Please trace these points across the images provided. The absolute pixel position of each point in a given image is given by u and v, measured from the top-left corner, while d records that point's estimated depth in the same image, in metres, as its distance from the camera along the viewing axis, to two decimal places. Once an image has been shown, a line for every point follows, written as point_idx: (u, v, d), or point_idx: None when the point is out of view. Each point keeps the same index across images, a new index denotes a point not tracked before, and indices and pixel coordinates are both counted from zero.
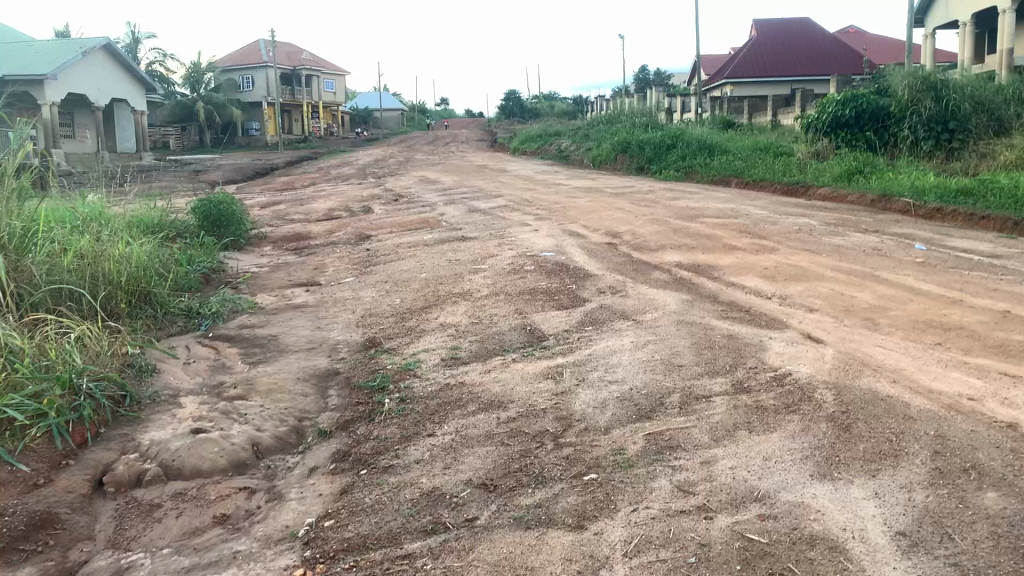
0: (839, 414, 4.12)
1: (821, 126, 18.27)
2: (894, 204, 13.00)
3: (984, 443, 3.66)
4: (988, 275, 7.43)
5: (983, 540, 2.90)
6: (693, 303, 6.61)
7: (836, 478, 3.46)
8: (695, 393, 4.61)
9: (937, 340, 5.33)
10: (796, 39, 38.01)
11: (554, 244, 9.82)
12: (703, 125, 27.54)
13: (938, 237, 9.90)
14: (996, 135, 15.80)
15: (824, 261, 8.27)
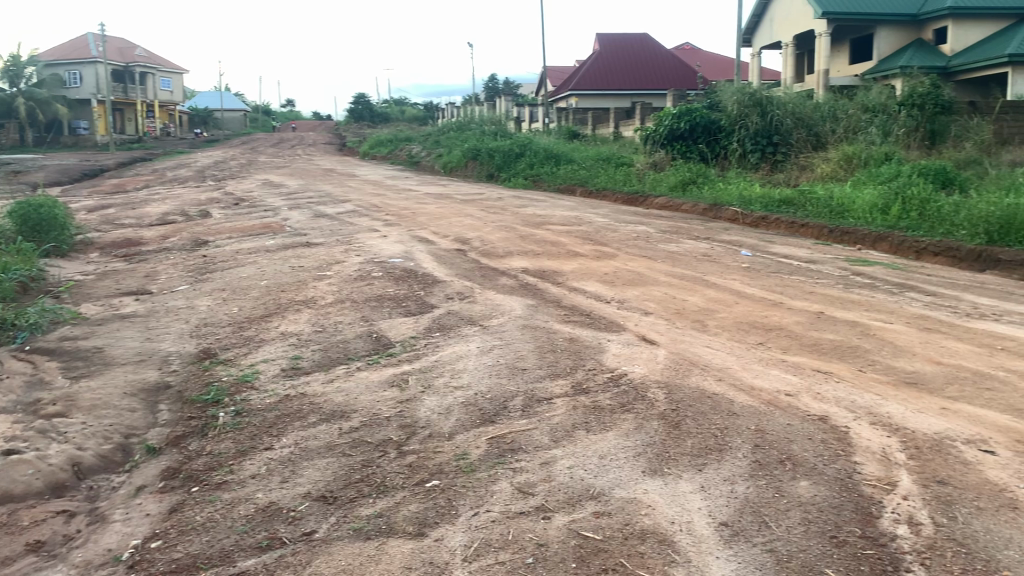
0: (670, 412, 4.31)
1: (658, 138, 19.02)
2: (724, 213, 13.77)
3: (799, 435, 3.94)
4: (805, 279, 8.00)
5: (795, 526, 3.11)
6: (537, 308, 6.74)
7: (666, 474, 3.62)
8: (536, 396, 4.70)
9: (759, 340, 5.68)
10: (636, 54, 39.51)
11: (402, 250, 9.77)
12: (549, 135, 28.16)
13: (763, 243, 10.57)
14: (813, 149, 17.05)
15: (661, 267, 8.64)
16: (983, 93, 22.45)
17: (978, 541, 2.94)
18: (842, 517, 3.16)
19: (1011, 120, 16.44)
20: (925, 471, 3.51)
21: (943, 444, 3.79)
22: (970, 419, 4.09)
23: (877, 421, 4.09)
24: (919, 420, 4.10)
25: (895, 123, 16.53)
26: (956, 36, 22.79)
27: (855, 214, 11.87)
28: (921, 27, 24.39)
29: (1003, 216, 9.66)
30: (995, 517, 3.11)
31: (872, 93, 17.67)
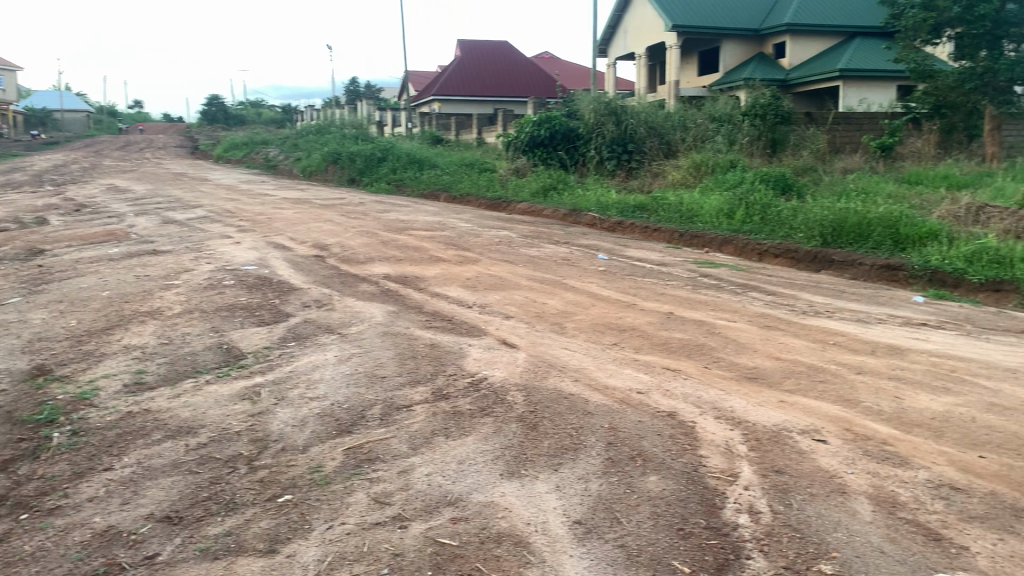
0: (527, 414, 4.37)
1: (519, 144, 19.24)
2: (583, 218, 14.12)
3: (649, 431, 4.07)
4: (658, 281, 8.30)
5: (645, 520, 3.21)
6: (397, 315, 6.68)
7: (523, 475, 3.66)
8: (395, 403, 4.64)
9: (614, 341, 5.85)
10: (498, 63, 39.91)
11: (257, 257, 9.45)
12: (412, 140, 28.01)
13: (619, 248, 10.89)
14: (665, 156, 17.76)
15: (521, 271, 8.75)
16: (818, 105, 24.02)
17: (810, 525, 3.12)
18: (688, 509, 3.28)
19: (842, 129, 17.69)
20: (765, 461, 3.71)
21: (781, 435, 4.01)
22: (805, 410, 4.35)
23: (721, 415, 4.28)
24: (759, 413, 4.32)
25: (740, 132, 17.42)
26: (793, 51, 24.28)
27: (704, 219, 12.43)
28: (762, 41, 25.84)
29: (835, 219, 10.35)
30: (826, 502, 3.31)
31: (719, 103, 18.50)
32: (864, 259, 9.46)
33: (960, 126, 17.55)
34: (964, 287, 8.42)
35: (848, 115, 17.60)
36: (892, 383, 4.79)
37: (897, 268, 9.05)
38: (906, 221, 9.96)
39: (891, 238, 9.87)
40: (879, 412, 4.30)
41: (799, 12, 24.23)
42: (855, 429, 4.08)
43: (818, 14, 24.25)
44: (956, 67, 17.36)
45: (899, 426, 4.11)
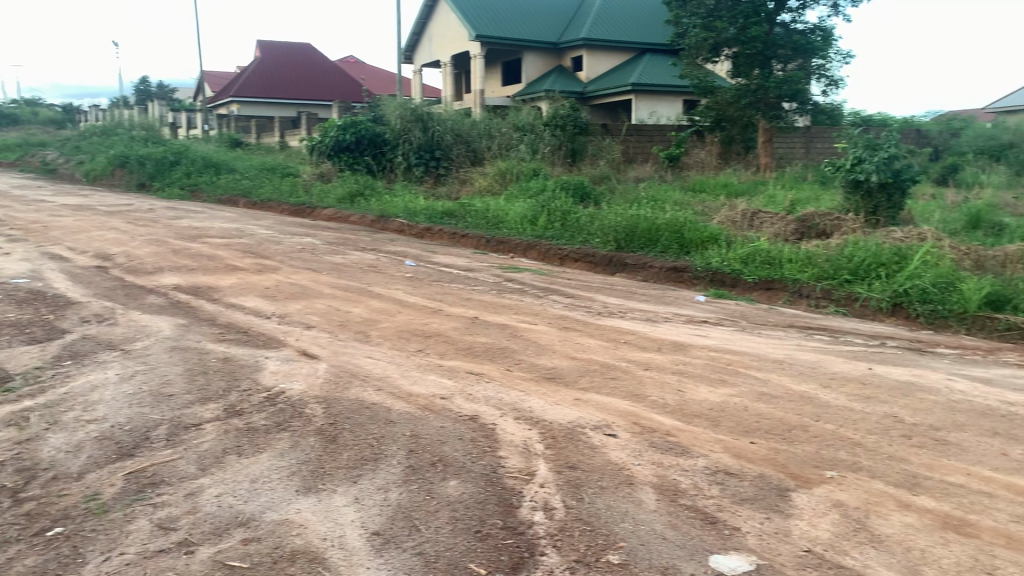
0: (327, 426, 4.26)
1: (324, 149, 18.87)
2: (390, 224, 14.02)
3: (450, 436, 4.09)
4: (463, 286, 8.39)
5: (443, 526, 3.22)
6: (189, 328, 6.33)
7: (320, 490, 3.57)
8: (183, 423, 4.39)
9: (418, 347, 5.85)
10: (301, 66, 38.90)
11: (29, 269, 8.64)
12: (208, 142, 26.69)
13: (425, 253, 10.89)
14: (471, 163, 18.04)
15: (324, 279, 8.55)
16: (613, 117, 25.24)
17: (599, 518, 3.25)
18: (486, 511, 3.33)
19: (635, 141, 18.58)
20: (560, 458, 3.83)
21: (576, 431, 4.16)
22: (599, 406, 4.54)
23: (519, 416, 4.39)
24: (556, 412, 4.46)
25: (542, 140, 17.85)
26: (590, 64, 25.37)
27: (508, 225, 12.71)
28: (561, 54, 26.80)
29: (628, 225, 10.92)
30: (615, 494, 3.47)
31: (522, 112, 18.84)
32: (655, 262, 10.04)
33: (737, 139, 19.07)
34: (741, 287, 9.11)
35: (640, 127, 18.53)
36: (676, 378, 5.10)
37: (684, 270, 9.67)
38: (690, 226, 10.64)
39: (678, 241, 10.51)
40: (665, 405, 4.57)
41: (595, 28, 25.37)
42: (642, 422, 4.31)
43: (612, 30, 25.52)
44: (733, 83, 18.76)
45: (682, 418, 4.38)
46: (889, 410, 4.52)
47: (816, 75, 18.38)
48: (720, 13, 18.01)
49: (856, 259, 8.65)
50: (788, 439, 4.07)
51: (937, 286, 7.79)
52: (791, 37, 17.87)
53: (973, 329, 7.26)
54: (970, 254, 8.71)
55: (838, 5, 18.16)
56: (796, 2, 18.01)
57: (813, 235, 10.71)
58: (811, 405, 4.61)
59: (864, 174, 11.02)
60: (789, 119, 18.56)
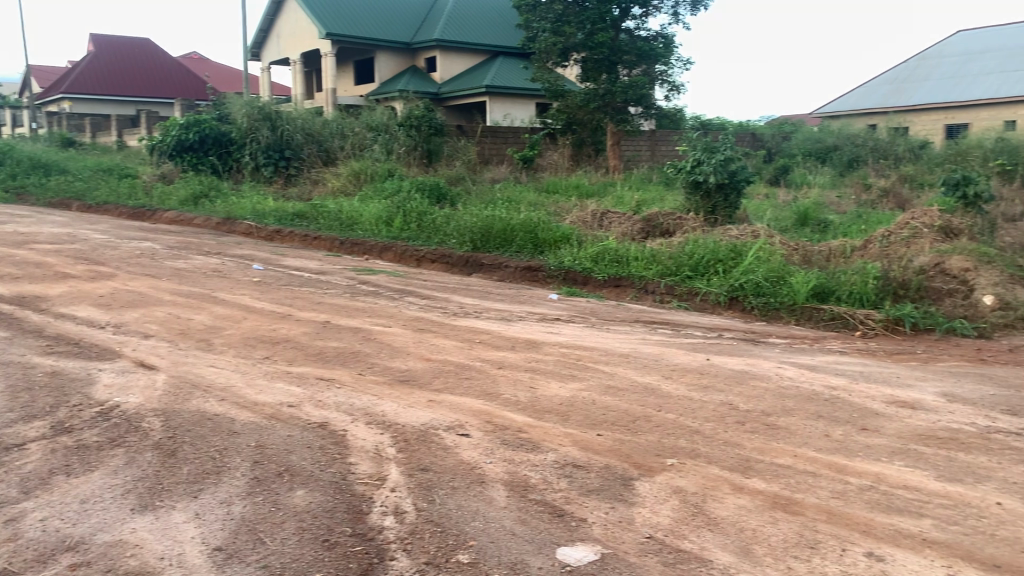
0: (165, 440, 4.07)
1: (166, 149, 18.00)
2: (237, 226, 13.52)
3: (298, 445, 3.99)
4: (314, 290, 8.21)
5: (290, 537, 3.14)
6: (11, 341, 5.87)
7: (157, 507, 3.40)
8: (4, 443, 4.07)
9: (265, 354, 5.67)
10: (140, 61, 36.89)
11: None
12: (35, 142, 24.87)
13: (274, 257, 10.57)
14: (323, 163, 17.68)
15: (164, 286, 8.14)
16: (468, 118, 25.40)
17: (450, 518, 3.26)
18: (334, 519, 3.27)
19: (490, 142, 18.71)
20: (411, 461, 3.81)
21: (428, 433, 4.15)
22: (451, 407, 4.55)
23: (371, 420, 4.33)
24: (409, 414, 4.43)
25: (396, 141, 17.65)
26: (443, 65, 25.39)
27: (362, 226, 12.55)
28: (414, 54, 26.69)
29: (483, 226, 11.00)
30: (466, 493, 3.48)
31: (376, 112, 18.56)
32: (509, 262, 10.16)
33: (588, 142, 19.64)
34: (592, 284, 9.37)
35: (493, 129, 18.67)
36: (528, 375, 5.19)
37: (538, 270, 9.85)
38: (544, 226, 10.80)
39: (532, 241, 10.68)
40: (516, 402, 4.64)
41: (447, 29, 25.42)
42: (495, 420, 4.35)
43: (464, 32, 25.65)
44: (583, 87, 19.24)
45: (533, 414, 4.45)
46: (725, 398, 4.77)
47: (659, 80, 19.11)
48: (568, 19, 18.42)
49: (696, 256, 9.05)
50: (632, 430, 4.22)
51: (769, 280, 8.26)
52: (634, 44, 18.53)
53: (803, 319, 7.76)
54: (800, 249, 9.30)
55: (678, 13, 18.97)
56: (640, 10, 18.67)
57: (658, 234, 11.15)
58: (654, 396, 4.79)
59: (703, 176, 11.57)
60: (635, 123, 19.23)
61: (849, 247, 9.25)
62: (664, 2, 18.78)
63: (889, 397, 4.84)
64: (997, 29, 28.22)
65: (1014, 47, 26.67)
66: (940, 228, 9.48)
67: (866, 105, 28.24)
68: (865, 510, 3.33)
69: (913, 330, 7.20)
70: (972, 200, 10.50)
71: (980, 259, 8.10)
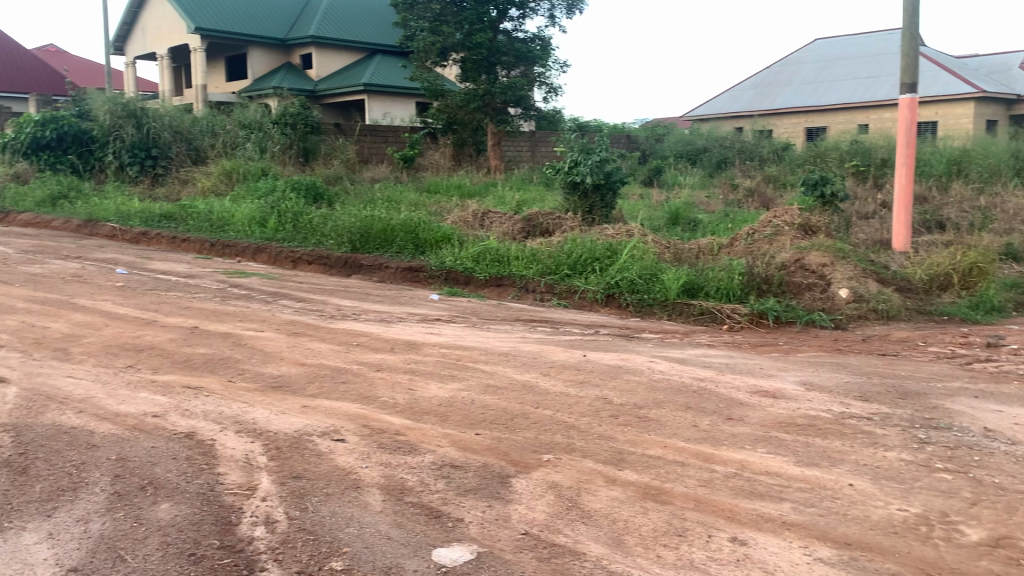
0: (16, 457, 3.81)
1: (20, 147, 16.94)
2: (100, 228, 12.84)
3: (162, 457, 3.82)
4: (181, 294, 7.88)
5: (153, 553, 3.00)
6: None
7: (5, 529, 3.19)
8: None
9: (129, 362, 5.41)
10: None
11: None
12: None
13: (140, 260, 10.09)
14: (193, 162, 17.03)
15: (17, 293, 7.63)
16: (346, 117, 24.99)
17: (323, 526, 3.20)
18: (201, 532, 3.15)
19: (369, 141, 18.26)
20: (283, 469, 3.71)
21: (301, 439, 4.05)
22: (326, 412, 4.46)
23: (242, 428, 4.20)
24: (282, 421, 4.32)
25: (270, 140, 17.13)
26: (319, 63, 24.88)
27: (235, 227, 12.15)
28: (289, 51, 26.04)
29: (361, 227, 10.84)
30: (340, 499, 3.42)
31: (249, 110, 17.99)
32: (390, 262, 10.05)
33: (469, 142, 19.65)
34: (473, 284, 9.39)
35: (373, 128, 18.26)
36: (406, 376, 5.15)
37: (419, 270, 9.78)
38: (424, 226, 10.73)
39: (412, 242, 10.60)
40: (393, 405, 4.59)
41: (322, 26, 24.93)
42: (372, 424, 4.29)
43: (341, 29, 25.23)
44: (462, 87, 19.25)
45: (410, 416, 4.42)
46: (600, 392, 4.88)
47: (538, 82, 19.34)
48: (446, 18, 18.40)
49: (574, 254, 9.21)
50: (509, 428, 4.25)
51: (643, 277, 8.49)
52: (512, 45, 18.68)
53: (674, 315, 8.03)
54: (671, 248, 9.60)
55: (554, 16, 19.25)
56: (517, 12, 18.84)
57: (538, 234, 11.27)
58: (532, 393, 4.84)
59: (580, 177, 11.77)
60: (514, 124, 19.39)
61: (717, 245, 9.63)
62: (540, 4, 19.03)
63: (753, 387, 5.07)
64: (851, 38, 30.02)
65: (865, 56, 28.44)
66: (800, 226, 9.99)
67: (732, 108, 29.45)
68: (729, 497, 3.47)
69: (776, 323, 7.57)
70: (829, 199, 11.13)
71: (836, 254, 8.58)
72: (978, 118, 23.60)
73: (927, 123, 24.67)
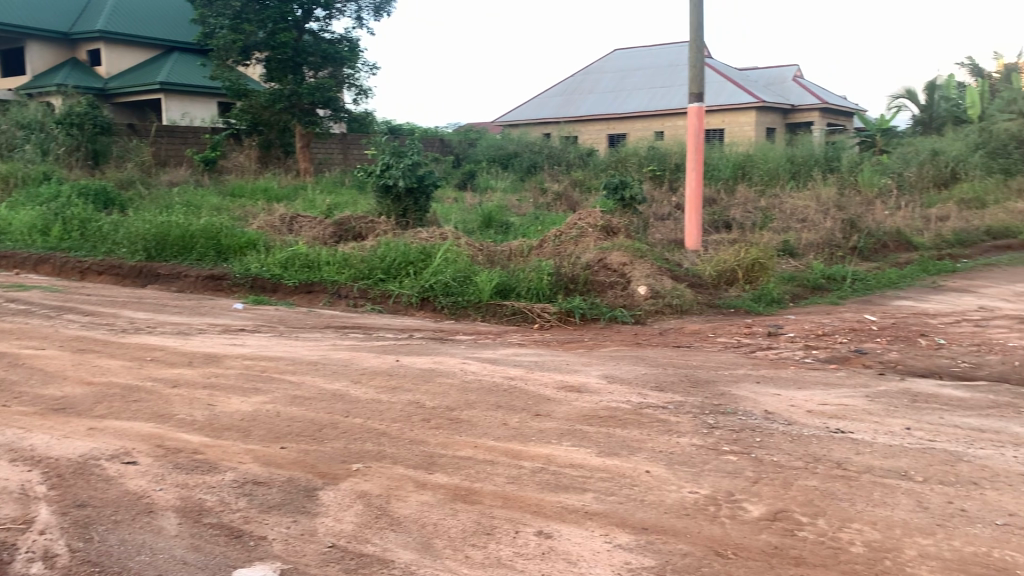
0: None
1: None
2: None
3: None
4: None
5: None
6: None
7: None
8: None
9: None
10: None
11: None
12: None
13: None
14: None
15: None
16: (141, 117, 23.46)
17: (111, 556, 2.98)
18: None
19: (166, 142, 17.18)
20: (65, 498, 3.42)
21: (86, 465, 3.76)
22: (115, 433, 4.16)
23: (17, 457, 3.83)
24: (64, 446, 3.98)
25: (54, 141, 15.81)
26: (109, 59, 23.23)
27: (13, 236, 11.13)
28: (73, 45, 24.11)
29: (158, 232, 10.22)
30: (130, 526, 3.21)
31: (27, 108, 16.53)
32: (189, 271, 9.55)
33: (276, 143, 19.05)
34: (282, 291, 9.10)
35: (171, 128, 17.21)
36: (206, 392, 4.89)
37: (222, 279, 9.36)
38: (227, 232, 10.27)
39: (214, 249, 10.12)
40: (192, 423, 4.35)
41: (112, 20, 23.29)
42: (166, 443, 4.05)
43: (132, 25, 23.69)
44: (266, 88, 18.61)
45: (209, 433, 4.21)
46: (412, 397, 4.86)
47: (347, 84, 19.04)
48: (248, 16, 17.68)
49: (387, 259, 9.12)
50: (317, 439, 4.14)
51: (457, 279, 8.55)
52: (319, 45, 18.25)
53: (487, 316, 8.15)
54: (484, 250, 9.73)
55: (362, 18, 19.02)
56: (323, 12, 18.45)
57: (350, 238, 11.08)
58: (341, 402, 4.76)
59: (392, 180, 11.70)
60: (323, 126, 18.96)
61: (527, 246, 9.87)
62: (347, 6, 18.73)
63: (559, 382, 5.24)
64: (647, 49, 31.70)
65: (659, 66, 30.21)
66: (602, 227, 10.43)
67: (540, 114, 30.33)
68: (536, 491, 3.56)
69: (582, 320, 7.87)
70: (629, 202, 11.73)
71: (635, 254, 9.03)
72: (759, 126, 25.65)
73: (715, 130, 26.47)
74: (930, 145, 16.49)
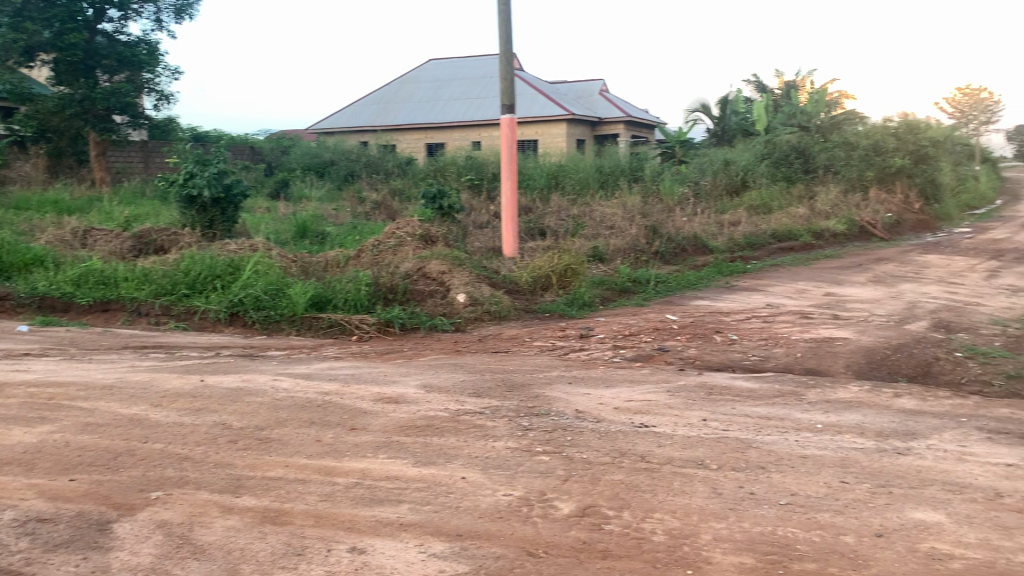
0: None
1: None
2: None
3: None
4: None
5: None
6: None
7: None
8: None
9: None
10: None
11: None
12: None
13: None
14: None
15: None
16: None
17: None
18: None
19: None
20: None
21: None
22: None
23: None
24: None
25: None
26: None
27: None
28: None
29: None
30: None
31: None
32: None
33: (67, 152, 17.66)
34: (74, 311, 8.43)
35: None
36: None
37: (3, 299, 8.55)
38: (8, 248, 9.41)
39: None
40: None
41: None
42: None
43: None
44: (54, 92, 17.25)
45: None
46: (218, 418, 4.65)
47: (146, 89, 17.96)
48: (29, 15, 16.23)
49: (192, 273, 8.69)
50: (113, 467, 3.88)
51: (268, 292, 8.27)
52: (114, 48, 17.13)
53: (302, 329, 7.93)
54: (297, 262, 9.44)
55: (161, 20, 18.05)
56: (117, 12, 17.35)
57: (151, 252, 10.45)
58: (140, 427, 4.47)
59: (197, 190, 11.13)
60: (121, 133, 17.83)
61: (343, 257, 9.68)
62: (144, 7, 17.73)
63: (376, 395, 5.18)
64: (462, 60, 32.10)
65: (472, 77, 30.69)
66: (420, 236, 10.42)
67: (355, 122, 29.94)
68: (349, 507, 3.49)
69: (402, 330, 7.84)
70: (446, 211, 11.81)
71: (452, 262, 9.10)
72: (570, 137, 26.61)
73: (528, 141, 27.15)
74: (723, 155, 17.72)
